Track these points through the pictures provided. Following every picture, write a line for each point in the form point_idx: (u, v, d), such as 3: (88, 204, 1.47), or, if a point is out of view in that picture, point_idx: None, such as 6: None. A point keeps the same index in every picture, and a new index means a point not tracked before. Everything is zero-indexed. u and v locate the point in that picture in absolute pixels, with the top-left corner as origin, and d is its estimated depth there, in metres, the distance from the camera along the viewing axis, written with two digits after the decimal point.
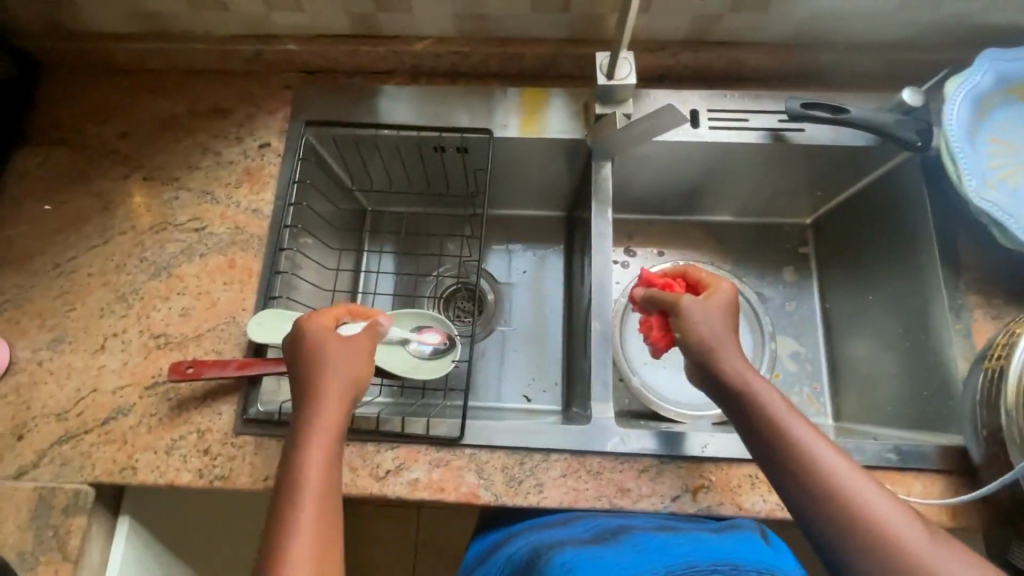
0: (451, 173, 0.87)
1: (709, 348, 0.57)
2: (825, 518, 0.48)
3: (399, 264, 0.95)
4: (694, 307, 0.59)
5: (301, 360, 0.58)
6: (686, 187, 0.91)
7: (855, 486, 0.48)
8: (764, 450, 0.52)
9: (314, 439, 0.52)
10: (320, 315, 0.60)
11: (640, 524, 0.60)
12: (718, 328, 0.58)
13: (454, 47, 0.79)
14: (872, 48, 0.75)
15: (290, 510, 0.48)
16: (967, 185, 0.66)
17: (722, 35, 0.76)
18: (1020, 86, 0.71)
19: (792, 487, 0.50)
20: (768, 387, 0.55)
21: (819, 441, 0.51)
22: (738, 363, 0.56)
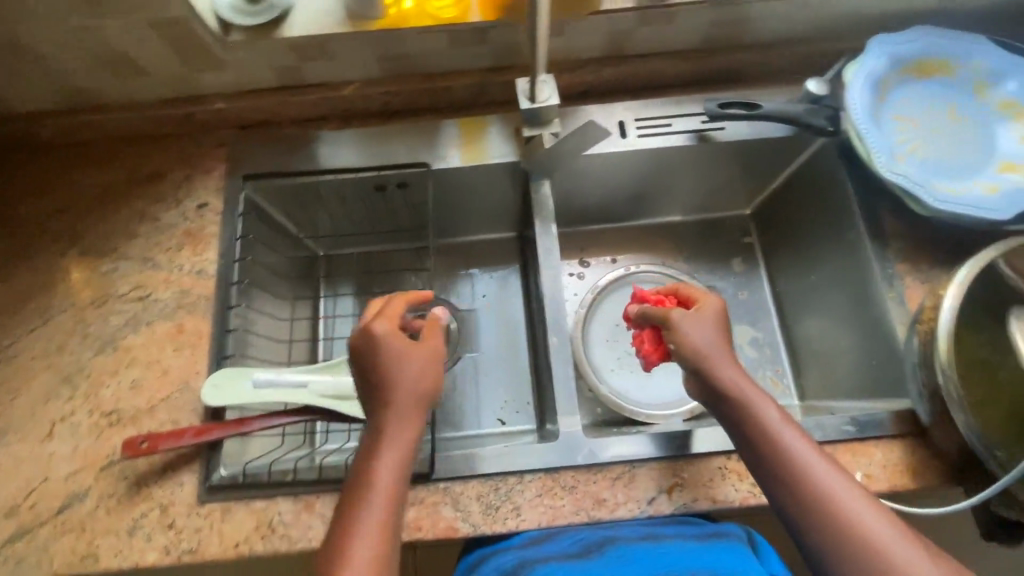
0: (397, 210, 0.88)
1: (703, 361, 0.59)
2: (817, 525, 0.51)
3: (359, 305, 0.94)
4: (684, 320, 0.62)
5: (367, 367, 0.59)
6: (627, 194, 0.94)
7: (846, 498, 0.51)
8: (759, 460, 0.55)
9: (385, 455, 0.55)
10: (384, 314, 0.61)
11: (625, 535, 0.61)
12: (710, 341, 0.60)
13: (381, 88, 0.80)
14: (780, 45, 0.79)
15: (354, 526, 0.52)
16: (876, 162, 0.70)
17: (638, 49, 0.78)
18: (913, 65, 0.76)
19: (784, 497, 0.53)
20: (763, 399, 0.57)
21: (814, 454, 0.53)
22: (735, 376, 0.58)
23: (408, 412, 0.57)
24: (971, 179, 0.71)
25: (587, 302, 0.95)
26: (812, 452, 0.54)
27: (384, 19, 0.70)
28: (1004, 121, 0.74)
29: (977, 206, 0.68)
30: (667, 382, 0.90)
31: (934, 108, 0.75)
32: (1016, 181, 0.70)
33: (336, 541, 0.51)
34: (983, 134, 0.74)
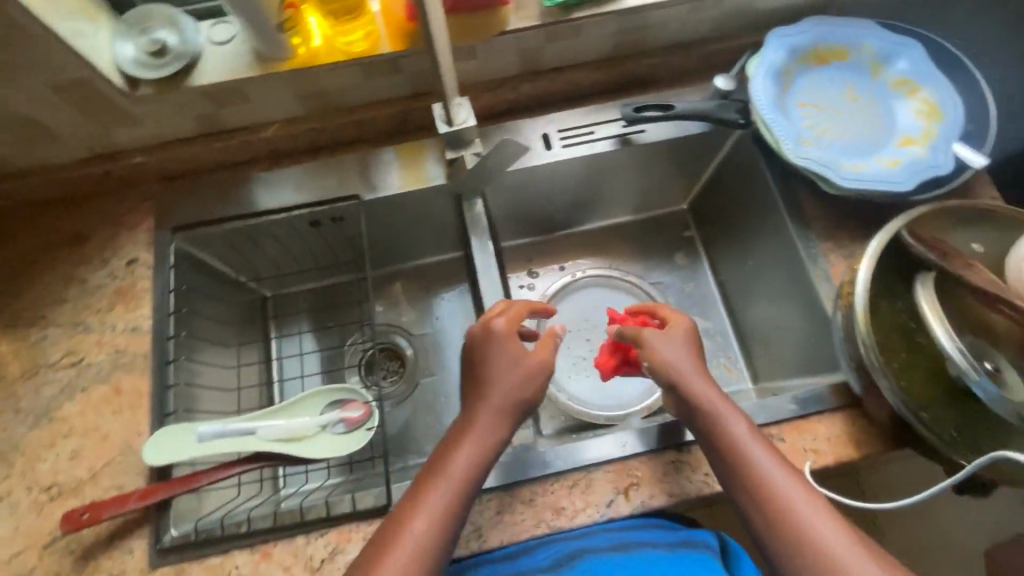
0: (335, 243, 0.87)
1: (675, 377, 0.62)
2: (773, 531, 0.53)
3: (319, 340, 0.94)
4: (656, 340, 0.65)
5: (475, 359, 0.64)
6: (564, 202, 0.96)
7: (801, 506, 0.53)
8: (724, 470, 0.57)
9: (465, 449, 0.59)
10: (506, 314, 0.66)
11: (597, 544, 0.62)
12: (681, 357, 0.63)
13: (303, 125, 0.80)
14: (687, 47, 0.82)
15: (413, 508, 0.56)
16: (784, 148, 0.73)
17: (551, 64, 0.80)
18: (810, 54, 0.80)
19: (750, 506, 0.55)
20: (733, 412, 0.59)
21: (778, 466, 0.55)
22: (707, 390, 0.61)
23: (502, 416, 0.61)
24: (876, 157, 0.75)
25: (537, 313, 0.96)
26: (775, 460, 0.56)
27: (294, 58, 0.70)
28: (900, 98, 0.78)
29: (882, 181, 0.72)
30: (624, 382, 0.91)
31: (835, 92, 0.79)
32: (916, 154, 0.74)
33: (392, 523, 0.55)
34: (882, 112, 0.78)
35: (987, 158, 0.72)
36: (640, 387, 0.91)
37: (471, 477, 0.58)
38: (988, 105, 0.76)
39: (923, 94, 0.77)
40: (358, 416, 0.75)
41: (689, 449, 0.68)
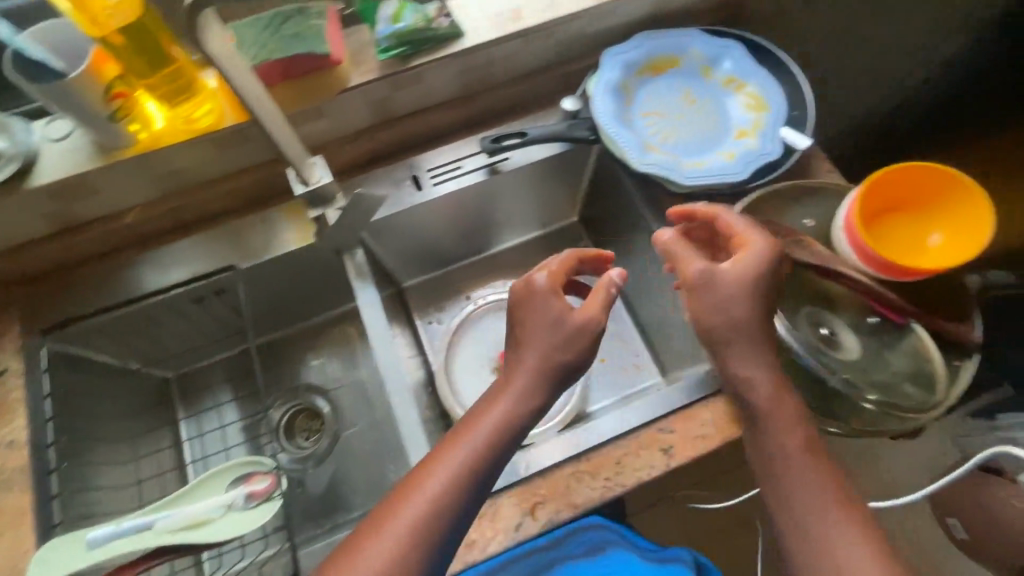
0: (223, 317, 0.86)
1: (719, 341, 0.59)
2: (783, 522, 0.56)
3: (241, 409, 0.93)
4: (710, 288, 0.59)
5: (518, 315, 0.65)
6: (455, 234, 0.98)
7: (810, 501, 0.55)
8: (765, 472, 0.59)
9: (496, 408, 0.62)
10: (548, 268, 0.66)
11: (574, 553, 0.70)
12: (734, 311, 0.58)
13: (166, 206, 0.79)
14: (532, 76, 0.87)
15: (435, 462, 0.59)
16: (629, 158, 0.78)
17: (406, 110, 0.83)
18: (645, 66, 0.86)
19: (780, 510, 0.56)
20: (791, 422, 0.58)
21: (819, 481, 0.56)
22: (755, 377, 0.59)
23: (542, 378, 0.62)
24: (716, 152, 0.81)
25: (444, 348, 0.98)
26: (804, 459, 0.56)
27: (137, 143, 0.70)
28: (731, 94, 0.85)
29: (721, 175, 0.78)
30: None
31: (675, 98, 0.85)
32: (750, 144, 0.80)
33: (415, 473, 0.60)
34: (717, 110, 0.84)
35: (810, 139, 0.79)
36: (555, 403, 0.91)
37: (500, 438, 0.60)
38: (804, 90, 0.83)
39: (749, 89, 0.84)
40: (263, 487, 0.74)
41: (586, 458, 0.70)
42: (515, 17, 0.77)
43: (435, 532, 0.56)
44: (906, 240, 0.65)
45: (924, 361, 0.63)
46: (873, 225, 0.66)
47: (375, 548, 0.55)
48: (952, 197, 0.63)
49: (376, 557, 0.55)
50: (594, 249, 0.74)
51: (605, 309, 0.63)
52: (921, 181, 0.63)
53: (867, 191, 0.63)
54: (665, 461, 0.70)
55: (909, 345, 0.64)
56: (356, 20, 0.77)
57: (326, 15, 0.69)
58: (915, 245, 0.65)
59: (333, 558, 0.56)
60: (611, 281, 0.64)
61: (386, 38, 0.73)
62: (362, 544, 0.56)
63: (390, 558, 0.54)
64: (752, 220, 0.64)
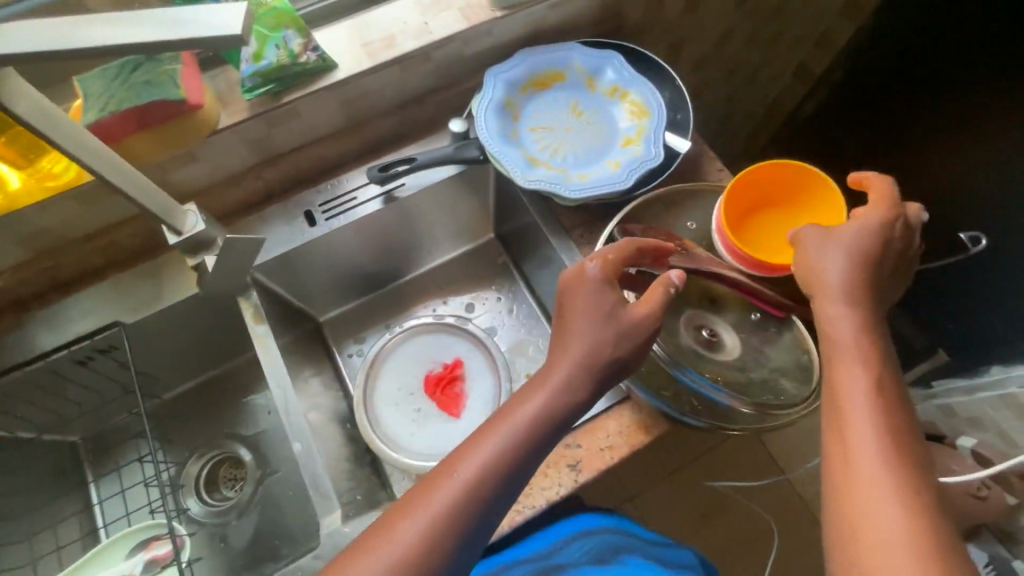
0: (116, 374, 0.83)
1: (817, 291, 0.57)
2: (828, 483, 0.51)
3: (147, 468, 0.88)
4: (821, 245, 0.58)
5: (568, 305, 0.60)
6: (365, 262, 0.97)
7: (863, 459, 0.49)
8: (825, 416, 0.54)
9: (539, 398, 0.58)
10: (602, 257, 0.61)
11: (572, 562, 0.74)
12: (836, 265, 0.56)
13: (39, 267, 0.76)
14: (417, 102, 0.86)
15: (472, 448, 0.57)
16: (515, 175, 0.78)
17: (290, 146, 0.81)
18: (530, 82, 0.86)
19: (831, 457, 0.51)
20: (855, 368, 0.53)
21: (872, 432, 0.49)
22: (840, 319, 0.55)
23: (584, 367, 0.58)
24: (603, 162, 0.82)
25: (362, 380, 0.94)
26: (870, 415, 0.50)
27: None
28: (615, 103, 0.86)
29: (606, 184, 0.78)
30: (459, 424, 0.93)
31: (561, 112, 0.86)
32: (634, 151, 0.81)
33: (451, 458, 0.57)
34: (604, 120, 0.85)
35: (689, 142, 0.81)
36: (474, 420, 0.93)
37: (539, 428, 0.57)
38: (684, 95, 0.85)
39: (632, 97, 0.85)
40: (164, 551, 0.71)
41: None
42: (388, 43, 0.77)
43: (462, 523, 0.54)
44: (780, 241, 0.69)
45: (801, 353, 0.65)
46: (747, 230, 0.70)
47: (400, 530, 0.53)
48: (811, 196, 0.68)
49: (401, 540, 0.53)
50: (653, 240, 0.64)
51: (659, 310, 0.60)
52: (782, 183, 0.69)
53: (732, 194, 0.68)
54: (574, 477, 0.69)
55: (789, 339, 0.66)
56: (221, 61, 0.76)
57: (180, 59, 0.68)
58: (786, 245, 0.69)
59: (358, 538, 0.55)
60: (667, 281, 0.59)
61: (250, 78, 0.72)
62: (388, 526, 0.54)
63: (414, 543, 0.53)
64: (892, 185, 0.60)
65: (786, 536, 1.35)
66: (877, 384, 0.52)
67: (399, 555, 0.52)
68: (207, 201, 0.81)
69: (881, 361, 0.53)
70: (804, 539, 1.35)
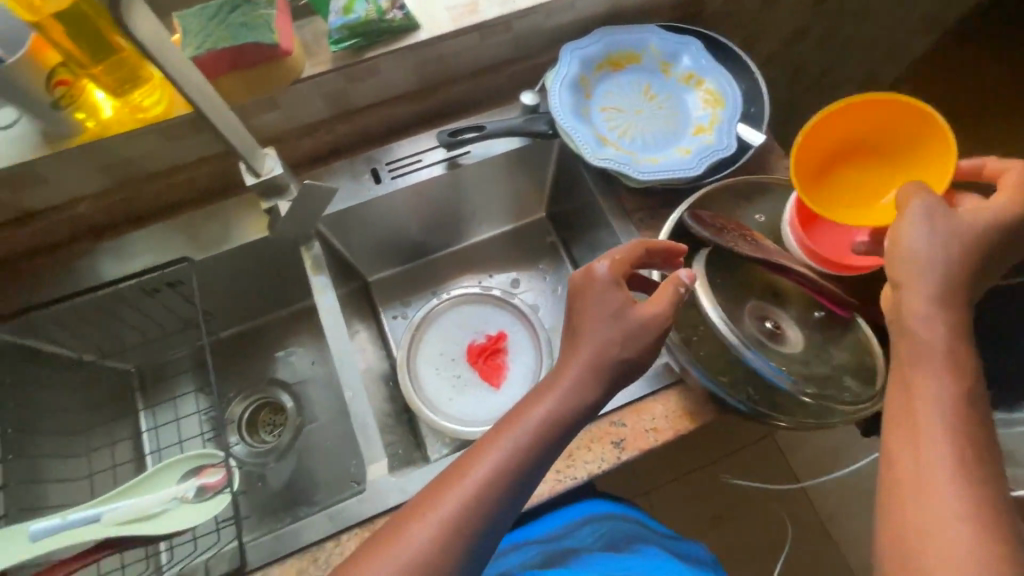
0: (179, 308, 0.86)
1: (910, 277, 0.53)
2: (890, 480, 0.51)
3: (200, 402, 0.92)
4: (929, 229, 0.54)
5: (578, 307, 0.60)
6: (419, 227, 0.98)
7: (933, 463, 0.49)
8: (894, 412, 0.53)
9: (549, 401, 0.57)
10: (611, 257, 0.61)
11: (585, 545, 0.73)
12: (937, 257, 0.53)
13: (118, 198, 0.79)
14: (491, 71, 0.86)
15: (484, 452, 0.56)
16: (584, 152, 0.78)
17: (364, 103, 0.83)
18: (605, 61, 0.86)
19: (898, 457, 0.51)
20: (936, 370, 0.51)
21: (946, 439, 0.49)
22: (926, 316, 0.52)
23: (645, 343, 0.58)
24: (671, 147, 0.81)
25: (407, 340, 0.96)
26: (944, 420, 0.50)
27: (84, 133, 0.69)
28: (689, 91, 0.85)
29: (675, 170, 0.78)
30: (498, 394, 0.94)
31: (633, 94, 0.86)
32: (705, 140, 0.81)
33: (462, 461, 0.57)
34: (675, 106, 0.85)
35: (763, 135, 0.80)
36: (513, 393, 0.94)
37: (546, 433, 0.56)
38: (761, 87, 0.83)
39: (707, 85, 0.85)
40: (216, 480, 0.74)
41: None
42: (473, 10, 0.77)
43: (474, 526, 0.53)
44: (860, 183, 0.71)
45: (866, 355, 0.64)
46: (832, 166, 0.71)
47: (413, 532, 0.53)
48: (917, 145, 0.66)
49: (416, 539, 0.52)
50: (664, 241, 0.64)
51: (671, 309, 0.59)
52: (898, 126, 0.67)
53: (842, 114, 0.67)
54: (616, 454, 0.70)
55: (853, 340, 0.65)
56: (309, 12, 0.77)
57: (275, 5, 0.68)
58: (864, 190, 0.70)
59: (372, 540, 0.54)
60: (678, 281, 0.59)
61: (337, 30, 0.72)
62: (401, 527, 0.54)
63: (427, 545, 0.52)
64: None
65: (801, 548, 1.34)
66: (956, 388, 0.50)
67: (414, 554, 0.52)
68: (280, 149, 0.83)
69: (965, 365, 0.51)
70: (818, 553, 1.34)
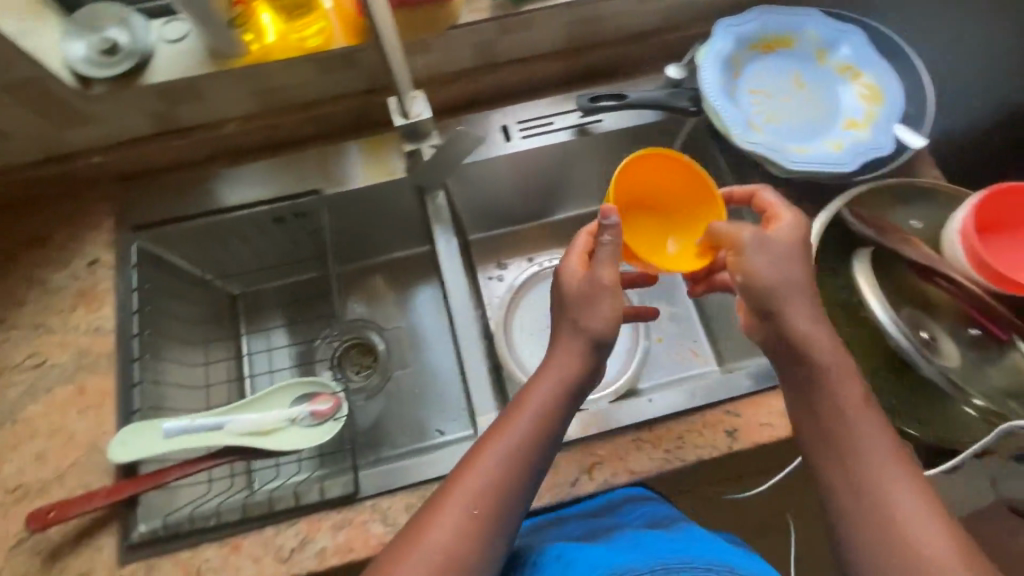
0: (303, 241, 0.87)
1: (777, 304, 0.59)
2: (844, 496, 0.54)
3: (291, 335, 0.92)
4: (756, 254, 0.60)
5: (568, 298, 0.63)
6: (531, 189, 0.94)
7: (875, 466, 0.54)
8: (811, 430, 0.57)
9: (542, 388, 0.61)
10: (573, 253, 0.65)
11: (630, 521, 0.62)
12: (787, 277, 0.59)
13: (263, 123, 0.81)
14: (637, 39, 0.84)
15: (488, 445, 0.58)
16: (732, 133, 0.76)
17: (508, 56, 0.82)
18: (758, 41, 0.82)
19: (833, 471, 0.55)
20: (842, 377, 0.57)
21: (874, 439, 0.55)
22: (817, 336, 0.58)
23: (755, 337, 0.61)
24: (820, 140, 0.78)
25: (507, 301, 0.97)
26: (866, 425, 0.55)
27: (249, 55, 0.71)
28: (845, 82, 0.81)
29: (826, 163, 0.75)
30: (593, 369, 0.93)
31: (783, 79, 0.82)
32: (858, 136, 0.77)
33: (469, 458, 0.58)
34: (828, 96, 0.80)
35: (926, 140, 0.76)
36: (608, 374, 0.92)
37: (537, 436, 0.59)
38: (925, 88, 0.79)
39: (865, 79, 0.80)
40: (326, 408, 0.76)
41: (648, 427, 0.71)
42: None
43: (494, 513, 0.55)
44: (650, 237, 0.73)
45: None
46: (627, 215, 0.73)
47: (437, 527, 0.54)
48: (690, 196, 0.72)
49: (428, 551, 0.53)
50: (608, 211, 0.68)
51: (609, 266, 0.62)
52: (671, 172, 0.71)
53: (628, 177, 0.69)
54: (729, 444, 0.69)
55: (1011, 362, 0.64)
56: None
57: None
58: (658, 243, 0.73)
59: (395, 541, 0.55)
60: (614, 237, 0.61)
61: None
62: (411, 538, 0.54)
63: (451, 539, 0.53)
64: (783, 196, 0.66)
65: None
66: (858, 393, 0.57)
67: (440, 547, 0.53)
68: None
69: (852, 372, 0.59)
70: None
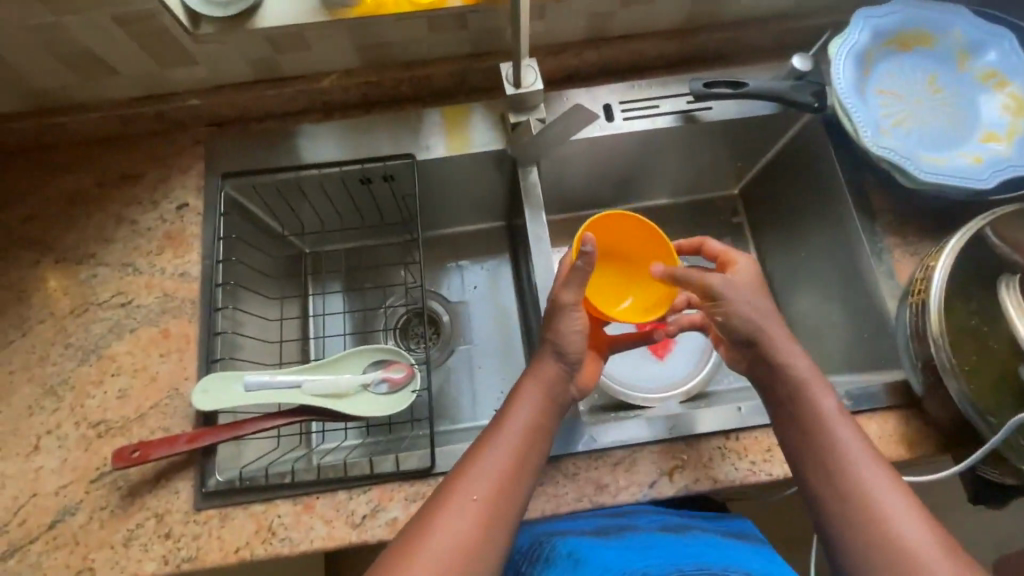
0: (382, 201, 0.85)
1: (755, 329, 0.59)
2: (843, 514, 0.52)
3: (347, 302, 0.91)
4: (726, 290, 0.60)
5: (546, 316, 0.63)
6: (620, 171, 0.88)
7: (872, 481, 0.52)
8: (800, 449, 0.56)
9: (530, 383, 0.60)
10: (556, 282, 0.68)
11: (644, 525, 0.63)
12: (759, 307, 0.61)
13: (361, 80, 0.78)
14: (760, 22, 0.79)
15: (484, 441, 0.57)
16: (861, 136, 0.71)
17: (621, 30, 0.78)
18: (896, 37, 0.76)
19: (825, 486, 0.53)
20: (822, 389, 0.58)
21: (866, 454, 0.54)
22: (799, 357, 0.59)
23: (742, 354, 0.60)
24: (954, 151, 0.72)
25: None
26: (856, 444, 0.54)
27: (360, 7, 0.68)
28: (987, 90, 0.74)
29: (960, 176, 0.69)
30: (664, 366, 0.90)
31: (917, 81, 0.76)
32: (997, 150, 0.71)
33: (466, 456, 0.56)
34: (966, 105, 0.74)
35: None
36: (676, 373, 0.89)
37: (532, 439, 0.58)
38: None
39: (1011, 88, 0.73)
40: (400, 377, 0.73)
41: (734, 437, 0.68)
42: None
43: (495, 509, 0.53)
44: (608, 288, 0.73)
45: None
46: None
47: (440, 525, 0.51)
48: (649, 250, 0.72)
49: (431, 549, 0.49)
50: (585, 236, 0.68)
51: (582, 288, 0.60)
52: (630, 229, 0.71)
53: (597, 228, 0.70)
54: None
55: None
56: None
57: None
58: (614, 298, 0.73)
59: (395, 542, 0.51)
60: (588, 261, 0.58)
61: None
62: (412, 539, 0.51)
63: (456, 539, 0.50)
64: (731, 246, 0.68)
65: None
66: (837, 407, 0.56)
67: (442, 546, 0.50)
68: None
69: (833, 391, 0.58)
70: None
